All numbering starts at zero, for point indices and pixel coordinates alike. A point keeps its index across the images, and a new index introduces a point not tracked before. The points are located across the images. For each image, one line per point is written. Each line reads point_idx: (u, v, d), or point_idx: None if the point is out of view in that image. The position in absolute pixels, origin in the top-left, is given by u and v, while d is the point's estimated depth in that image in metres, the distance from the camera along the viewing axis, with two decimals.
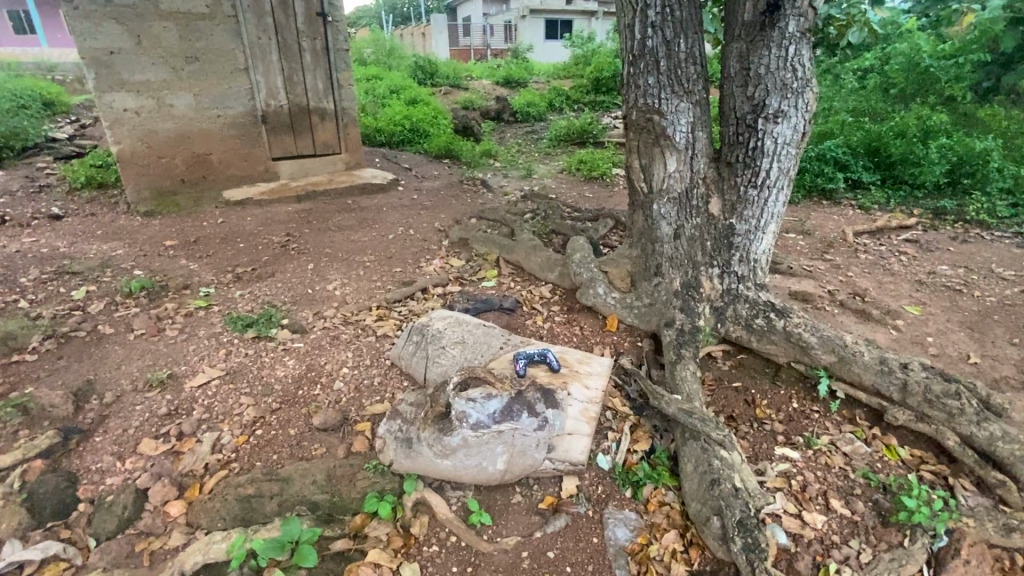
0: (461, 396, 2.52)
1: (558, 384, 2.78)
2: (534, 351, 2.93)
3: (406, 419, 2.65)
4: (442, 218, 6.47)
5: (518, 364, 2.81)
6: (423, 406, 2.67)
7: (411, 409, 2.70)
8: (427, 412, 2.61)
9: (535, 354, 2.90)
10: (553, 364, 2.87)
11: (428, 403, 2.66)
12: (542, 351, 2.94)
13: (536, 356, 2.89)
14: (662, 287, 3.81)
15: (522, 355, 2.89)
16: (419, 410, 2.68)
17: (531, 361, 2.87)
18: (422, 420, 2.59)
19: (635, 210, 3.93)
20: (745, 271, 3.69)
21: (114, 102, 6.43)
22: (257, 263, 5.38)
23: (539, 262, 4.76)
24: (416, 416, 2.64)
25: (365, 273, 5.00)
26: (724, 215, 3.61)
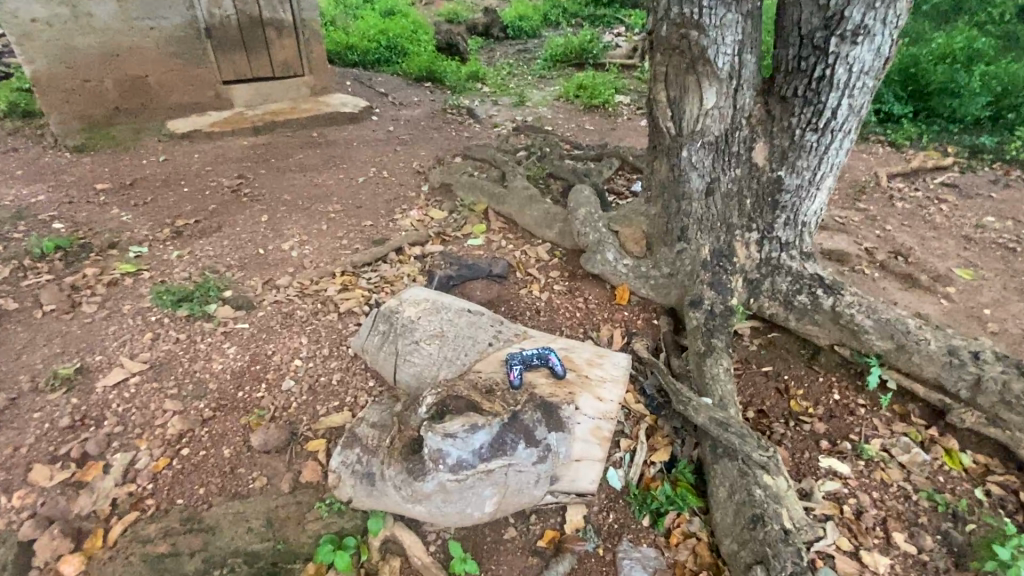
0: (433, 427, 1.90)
1: (563, 397, 2.15)
2: (532, 353, 2.27)
3: (367, 444, 2.04)
4: (422, 157, 5.57)
5: (511, 373, 2.16)
6: (390, 429, 2.05)
7: (375, 431, 2.08)
8: (394, 439, 1.99)
9: (534, 357, 2.25)
10: (557, 370, 2.22)
11: (396, 426, 2.04)
12: (543, 351, 2.27)
13: (535, 360, 2.24)
14: (686, 255, 3.12)
15: (516, 357, 2.23)
16: (386, 433, 2.06)
17: (528, 366, 2.22)
18: (387, 451, 1.97)
19: (657, 157, 3.14)
20: (791, 237, 3.00)
21: (19, 11, 5.30)
22: (202, 214, 4.55)
23: (535, 216, 4.01)
24: (381, 442, 2.03)
25: (329, 227, 4.23)
26: (770, 167, 2.86)
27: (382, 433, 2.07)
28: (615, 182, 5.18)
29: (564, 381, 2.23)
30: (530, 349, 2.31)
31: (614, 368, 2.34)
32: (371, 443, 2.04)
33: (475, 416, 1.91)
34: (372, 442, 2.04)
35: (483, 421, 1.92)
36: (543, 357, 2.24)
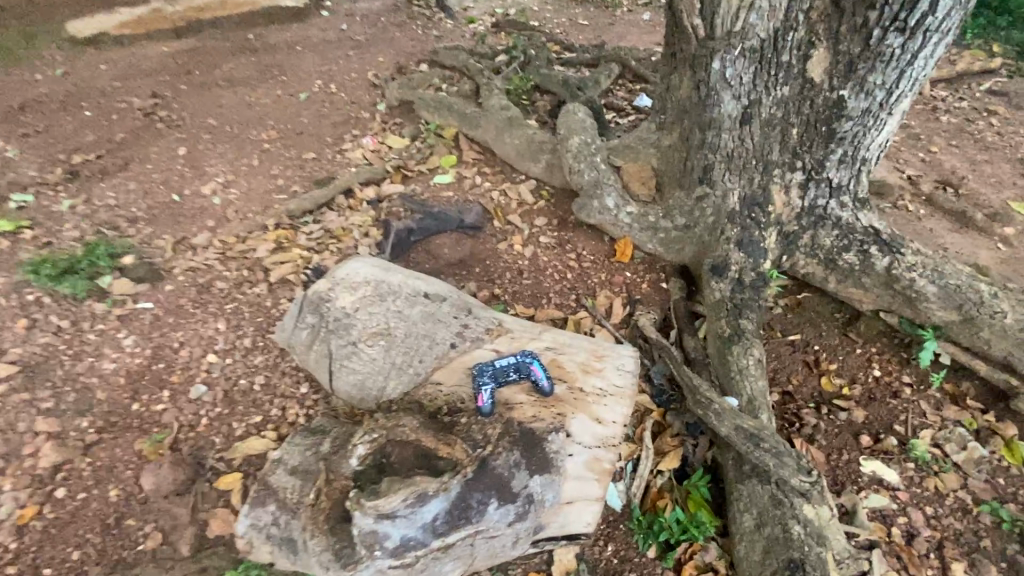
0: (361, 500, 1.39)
1: (549, 424, 1.60)
2: (507, 363, 1.67)
3: (287, 499, 1.52)
4: (379, 64, 4.56)
5: (479, 397, 1.59)
6: (316, 479, 1.51)
7: (299, 483, 1.54)
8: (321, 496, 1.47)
9: (510, 368, 1.66)
10: (542, 386, 1.65)
11: (324, 476, 1.49)
12: (521, 359, 1.68)
13: (511, 372, 1.65)
14: (708, 203, 2.44)
15: (486, 372, 1.65)
16: (313, 483, 1.52)
17: (502, 384, 1.64)
18: (312, 512, 1.45)
19: (677, 70, 2.37)
20: (845, 178, 2.31)
21: None
22: (106, 146, 3.67)
23: (516, 145, 3.23)
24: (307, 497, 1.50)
25: (263, 164, 3.42)
26: (830, 83, 2.10)
27: (308, 484, 1.53)
28: (614, 95, 4.29)
29: (553, 400, 1.67)
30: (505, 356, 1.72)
31: (618, 376, 1.74)
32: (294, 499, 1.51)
33: (422, 482, 1.39)
34: (295, 497, 1.52)
35: (434, 487, 1.39)
36: (522, 368, 1.65)
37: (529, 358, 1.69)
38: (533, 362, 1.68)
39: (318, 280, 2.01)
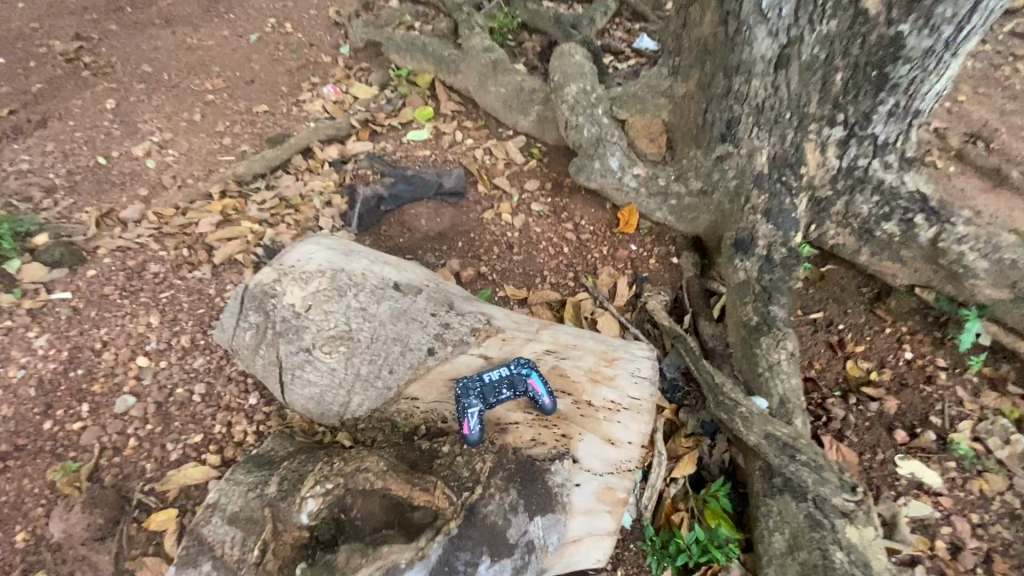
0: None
1: (550, 452, 1.31)
2: (497, 377, 1.34)
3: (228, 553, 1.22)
4: None
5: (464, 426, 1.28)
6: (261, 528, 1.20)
7: (243, 533, 1.23)
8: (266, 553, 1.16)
9: (500, 385, 1.33)
10: (542, 404, 1.33)
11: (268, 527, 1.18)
12: (514, 371, 1.34)
13: (503, 390, 1.33)
14: (729, 165, 2.07)
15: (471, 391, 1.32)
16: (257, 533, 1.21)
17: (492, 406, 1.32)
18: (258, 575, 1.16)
19: None
20: (892, 133, 1.95)
21: None
22: (19, 99, 3.11)
23: (502, 94, 2.78)
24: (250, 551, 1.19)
25: (207, 119, 2.94)
26: (892, 13, 1.66)
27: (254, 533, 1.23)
28: (611, 35, 3.79)
29: (555, 418, 1.36)
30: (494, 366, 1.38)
31: (634, 385, 1.43)
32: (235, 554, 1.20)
33: (393, 553, 1.12)
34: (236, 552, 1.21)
35: (408, 556, 1.13)
36: (516, 384, 1.32)
37: (523, 368, 1.36)
38: (528, 373, 1.35)
39: (261, 267, 1.62)
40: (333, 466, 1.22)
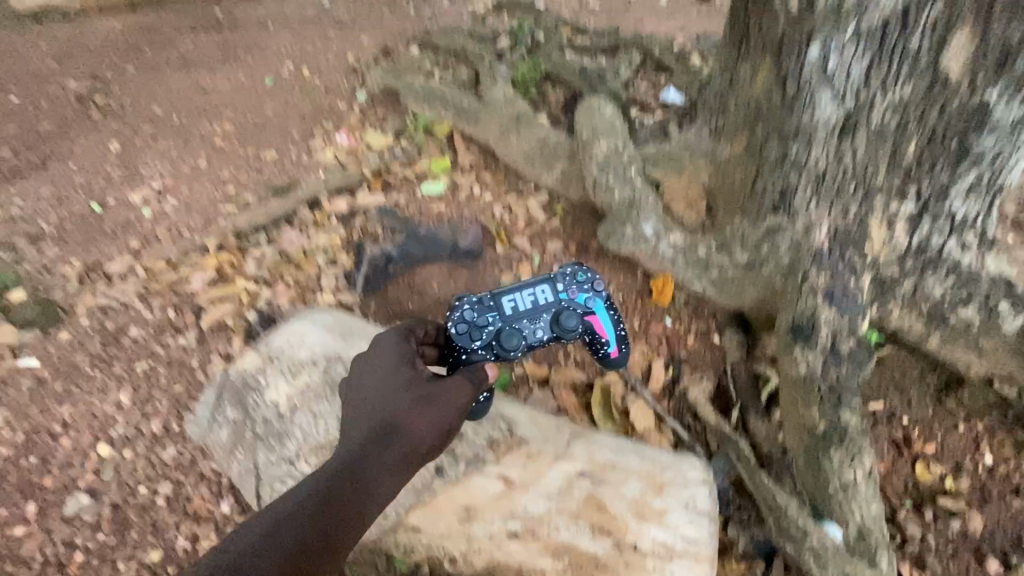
0: (338, 491, 1.14)
1: None
2: (532, 301, 1.54)
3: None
4: (363, 45, 3.88)
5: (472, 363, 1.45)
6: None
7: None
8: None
9: (540, 311, 1.53)
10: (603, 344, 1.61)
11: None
12: (568, 307, 1.53)
13: (544, 324, 1.53)
14: (782, 238, 1.82)
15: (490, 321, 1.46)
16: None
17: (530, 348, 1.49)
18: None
19: (744, 62, 1.77)
20: (972, 211, 1.72)
21: None
22: (25, 140, 3.03)
23: (526, 147, 2.59)
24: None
25: (212, 165, 2.78)
26: (970, 81, 1.52)
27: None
28: (638, 87, 3.70)
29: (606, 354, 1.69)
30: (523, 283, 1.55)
31: (690, 524, 1.42)
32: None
33: None
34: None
35: None
36: (570, 327, 1.51)
37: (580, 301, 1.58)
38: (594, 307, 1.59)
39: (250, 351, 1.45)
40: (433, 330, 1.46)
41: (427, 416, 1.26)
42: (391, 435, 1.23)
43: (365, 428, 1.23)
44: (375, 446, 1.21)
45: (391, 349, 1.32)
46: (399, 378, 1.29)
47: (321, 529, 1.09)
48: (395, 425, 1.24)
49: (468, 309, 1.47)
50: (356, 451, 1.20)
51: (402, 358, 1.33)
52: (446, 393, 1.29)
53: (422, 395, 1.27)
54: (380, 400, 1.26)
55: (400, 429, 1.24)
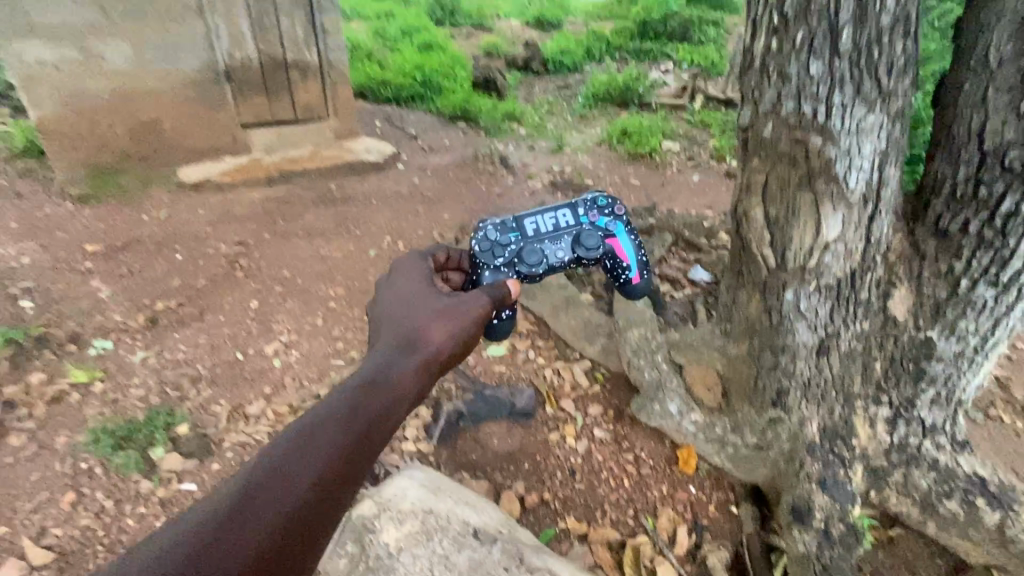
0: (387, 365, 1.56)
1: None
2: (552, 224, 2.22)
3: (209, 503, 1.18)
4: (444, 221, 4.87)
5: (495, 275, 2.11)
6: (274, 443, 1.29)
7: (235, 481, 1.23)
8: (278, 485, 1.22)
9: (562, 231, 2.22)
10: (623, 265, 2.29)
11: (279, 458, 1.26)
12: (588, 229, 2.21)
13: (565, 243, 2.21)
14: (782, 428, 2.26)
15: (513, 240, 2.14)
16: (255, 473, 1.23)
17: (552, 264, 2.18)
18: (256, 540, 1.15)
19: (744, 288, 2.30)
20: (939, 418, 2.15)
21: (25, 54, 4.84)
22: (187, 293, 3.97)
23: (574, 325, 3.22)
24: (246, 503, 1.18)
25: (326, 323, 3.57)
26: (914, 323, 2.03)
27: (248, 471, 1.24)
28: (669, 264, 4.39)
29: (626, 275, 2.35)
30: (547, 211, 2.23)
31: None
32: (205, 516, 1.15)
33: None
34: (221, 514, 1.15)
35: None
36: (589, 244, 2.20)
37: (600, 224, 2.25)
38: (612, 228, 2.26)
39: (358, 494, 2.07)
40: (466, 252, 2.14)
41: (448, 322, 1.72)
42: (422, 333, 1.67)
43: (401, 325, 1.71)
44: (404, 354, 1.61)
45: (418, 279, 1.88)
46: (427, 294, 1.82)
47: (361, 405, 1.43)
48: (423, 328, 1.69)
49: (494, 231, 2.15)
50: (393, 347, 1.62)
51: (421, 283, 1.89)
52: (458, 300, 1.80)
53: (445, 308, 1.76)
54: (408, 307, 1.77)
55: (427, 329, 1.69)
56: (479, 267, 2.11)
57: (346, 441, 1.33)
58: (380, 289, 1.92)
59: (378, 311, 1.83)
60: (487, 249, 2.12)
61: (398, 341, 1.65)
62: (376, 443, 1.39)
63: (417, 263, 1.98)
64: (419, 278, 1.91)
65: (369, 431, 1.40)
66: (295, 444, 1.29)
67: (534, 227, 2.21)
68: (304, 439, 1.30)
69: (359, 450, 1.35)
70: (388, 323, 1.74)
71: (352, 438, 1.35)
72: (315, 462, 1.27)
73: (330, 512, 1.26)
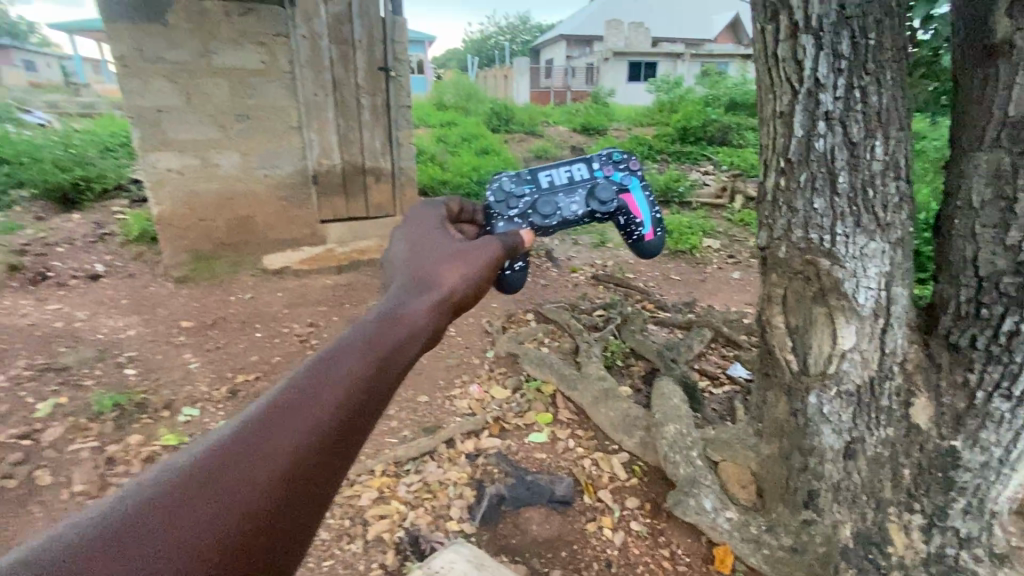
0: (389, 304, 1.23)
1: None
2: (567, 178, 2.19)
3: (153, 478, 0.89)
4: (493, 310, 5.27)
5: (509, 225, 2.04)
6: (241, 412, 0.99)
7: (190, 451, 0.93)
8: (248, 452, 0.92)
9: (576, 185, 2.19)
10: (637, 221, 2.29)
11: (246, 425, 0.95)
12: (602, 181, 2.19)
13: (579, 196, 2.18)
14: (816, 530, 2.35)
15: (526, 191, 2.11)
16: (216, 443, 0.93)
17: (567, 216, 2.14)
18: (218, 521, 0.86)
19: (772, 390, 2.48)
20: (974, 530, 2.15)
21: (157, 163, 5.65)
22: (263, 368, 4.47)
23: (612, 417, 3.41)
24: (203, 477, 0.88)
25: None
26: (936, 431, 2.13)
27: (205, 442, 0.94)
28: (708, 360, 4.54)
29: (638, 232, 2.33)
30: (561, 165, 2.19)
31: None
32: (149, 491, 0.86)
33: None
34: (169, 490, 0.86)
35: None
36: (604, 197, 2.17)
37: (614, 178, 2.24)
38: (626, 182, 2.25)
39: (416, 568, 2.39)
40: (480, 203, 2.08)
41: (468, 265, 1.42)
42: (436, 275, 1.34)
43: (410, 266, 1.41)
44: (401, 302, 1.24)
45: (434, 226, 1.62)
46: (443, 241, 1.53)
47: (344, 353, 1.07)
48: (439, 268, 1.37)
49: (508, 182, 2.12)
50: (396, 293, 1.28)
51: (435, 230, 1.60)
52: (476, 245, 1.51)
53: (462, 255, 1.45)
54: (419, 250, 1.47)
55: (444, 269, 1.37)
56: (493, 217, 2.05)
57: (334, 397, 1.01)
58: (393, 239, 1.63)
59: (389, 261, 1.54)
60: (502, 200, 2.08)
61: (406, 282, 1.33)
62: (377, 401, 1.07)
63: (432, 215, 1.71)
64: (435, 227, 1.63)
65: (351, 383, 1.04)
66: (267, 409, 0.97)
67: (549, 180, 2.17)
68: (278, 402, 0.98)
69: (355, 409, 1.03)
70: (397, 269, 1.44)
71: (343, 391, 1.02)
72: (296, 428, 0.96)
73: (319, 485, 0.97)
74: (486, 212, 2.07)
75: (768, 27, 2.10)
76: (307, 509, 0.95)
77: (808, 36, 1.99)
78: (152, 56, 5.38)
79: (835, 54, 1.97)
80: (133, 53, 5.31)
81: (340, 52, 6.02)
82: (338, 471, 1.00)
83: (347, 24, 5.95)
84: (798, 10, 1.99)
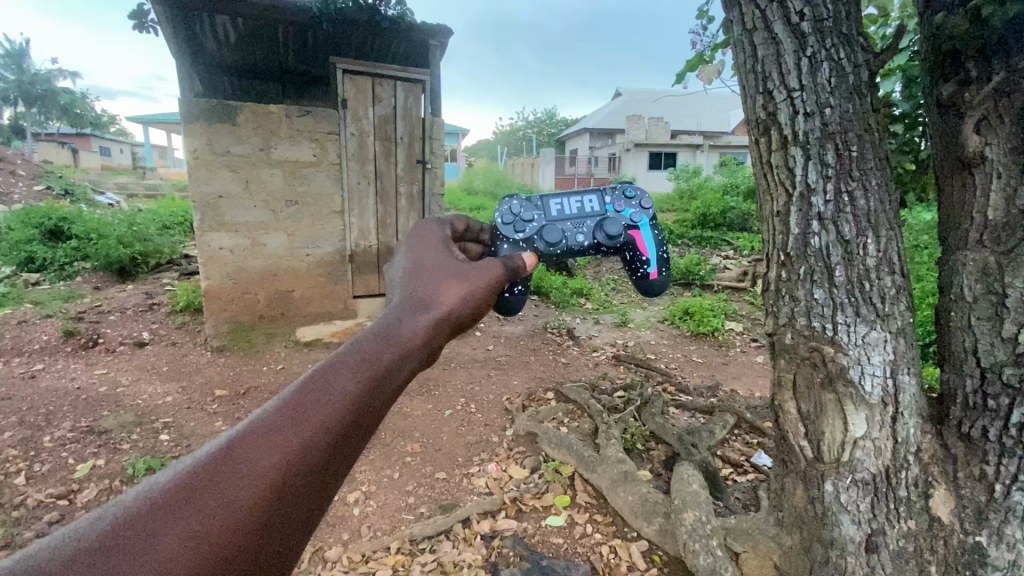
0: (389, 320, 1.18)
1: None
2: (577, 209, 2.25)
3: (110, 512, 0.84)
4: (514, 388, 5.36)
5: (513, 247, 2.12)
6: (211, 440, 0.94)
7: (169, 472, 0.90)
8: (212, 490, 0.87)
9: (585, 217, 2.25)
10: (644, 259, 2.25)
11: (209, 461, 0.90)
12: (611, 216, 2.23)
13: (587, 228, 2.23)
14: None
15: (534, 216, 2.17)
16: (188, 469, 0.90)
17: (572, 244, 2.18)
18: (171, 566, 0.80)
19: (790, 477, 2.47)
20: None
21: (212, 241, 6.12)
22: None
23: (631, 501, 3.36)
24: (162, 515, 0.84)
25: (402, 477, 3.96)
26: (958, 524, 2.09)
27: (164, 477, 0.89)
28: (732, 447, 4.47)
29: (644, 270, 2.29)
30: (573, 195, 2.26)
31: None
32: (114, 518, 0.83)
33: None
34: (120, 533, 0.81)
35: None
36: (611, 231, 2.21)
37: (625, 214, 2.26)
38: (636, 220, 2.26)
39: None
40: (489, 222, 2.17)
41: (471, 284, 1.39)
42: (438, 294, 1.30)
43: (407, 285, 1.35)
44: (401, 317, 1.20)
45: (437, 240, 1.58)
46: (446, 258, 1.49)
47: (338, 371, 1.04)
48: (441, 286, 1.34)
49: (518, 206, 2.20)
50: (398, 307, 1.24)
51: (438, 248, 1.53)
52: (478, 266, 1.46)
53: (467, 274, 1.42)
54: (423, 267, 1.42)
55: (446, 289, 1.33)
56: (499, 238, 2.14)
57: (312, 430, 0.96)
58: (396, 255, 1.57)
59: (388, 277, 1.48)
60: (510, 221, 2.15)
61: (400, 301, 1.27)
62: (358, 432, 1.02)
63: (436, 232, 1.63)
64: (439, 245, 1.55)
65: (344, 398, 1.01)
66: (236, 443, 0.92)
67: (558, 209, 2.25)
68: (249, 436, 0.93)
69: (335, 441, 0.98)
70: (395, 286, 1.38)
71: (320, 424, 0.97)
72: (270, 457, 0.92)
73: (292, 520, 0.93)
74: (493, 232, 2.16)
75: (762, 140, 2.36)
76: (276, 549, 0.90)
77: (797, 147, 2.24)
78: (219, 149, 5.96)
79: (823, 163, 2.20)
80: (205, 147, 5.89)
81: (383, 146, 6.66)
82: (314, 509, 0.96)
83: (391, 123, 6.64)
84: (787, 126, 2.25)
